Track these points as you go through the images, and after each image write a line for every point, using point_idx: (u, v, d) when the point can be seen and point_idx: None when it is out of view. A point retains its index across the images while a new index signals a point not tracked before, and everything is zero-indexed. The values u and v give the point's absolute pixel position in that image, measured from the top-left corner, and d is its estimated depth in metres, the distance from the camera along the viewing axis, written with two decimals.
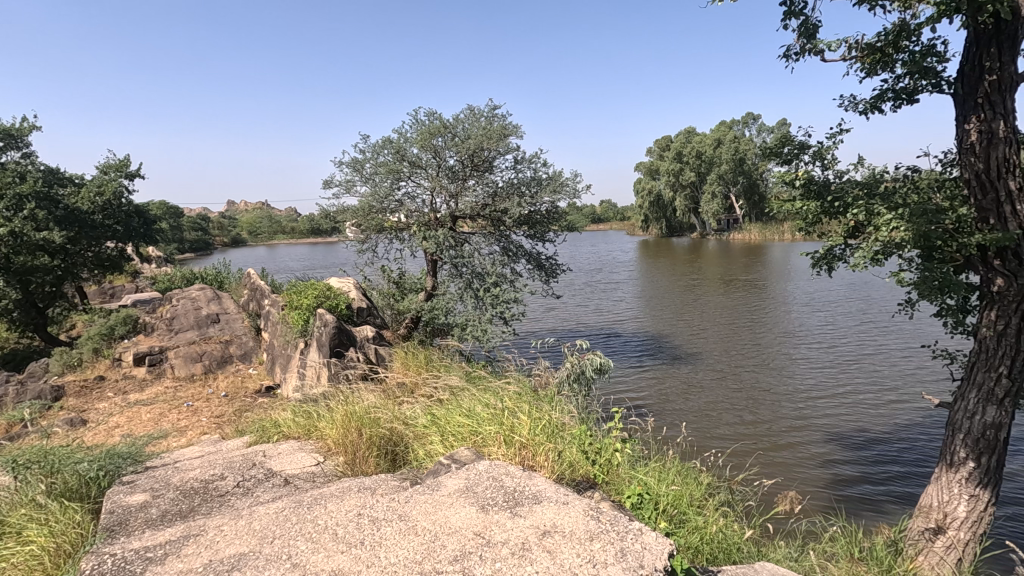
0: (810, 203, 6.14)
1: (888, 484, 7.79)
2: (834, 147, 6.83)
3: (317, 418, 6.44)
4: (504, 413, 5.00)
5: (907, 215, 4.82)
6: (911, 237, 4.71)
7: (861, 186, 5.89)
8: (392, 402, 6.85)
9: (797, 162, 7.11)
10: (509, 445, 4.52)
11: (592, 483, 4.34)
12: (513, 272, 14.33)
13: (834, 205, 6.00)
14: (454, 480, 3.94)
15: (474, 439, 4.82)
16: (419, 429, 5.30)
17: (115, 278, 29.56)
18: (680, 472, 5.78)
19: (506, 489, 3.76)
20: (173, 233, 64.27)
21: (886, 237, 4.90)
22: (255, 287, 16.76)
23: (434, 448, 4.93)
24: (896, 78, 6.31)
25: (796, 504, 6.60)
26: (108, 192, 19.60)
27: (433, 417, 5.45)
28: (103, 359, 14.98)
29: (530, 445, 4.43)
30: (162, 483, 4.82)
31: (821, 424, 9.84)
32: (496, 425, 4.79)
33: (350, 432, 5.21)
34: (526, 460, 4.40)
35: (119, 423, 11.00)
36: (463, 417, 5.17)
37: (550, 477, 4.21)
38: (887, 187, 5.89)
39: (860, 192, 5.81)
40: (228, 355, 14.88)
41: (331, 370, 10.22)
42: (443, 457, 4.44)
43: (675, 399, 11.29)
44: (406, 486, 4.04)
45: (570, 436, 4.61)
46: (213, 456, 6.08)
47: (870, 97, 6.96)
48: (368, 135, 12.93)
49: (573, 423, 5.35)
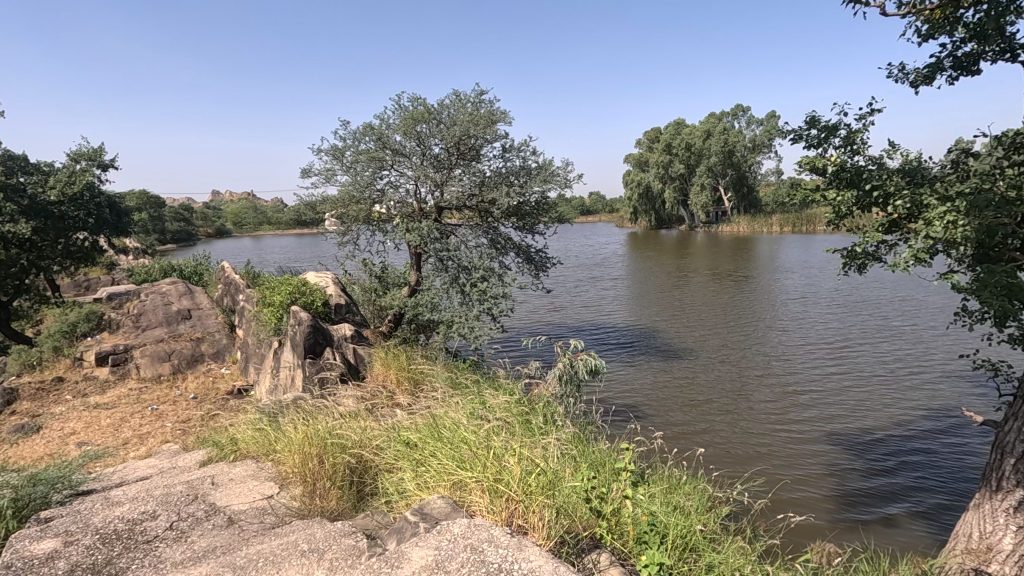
0: (843, 191, 5.43)
1: (903, 512, 7.32)
2: (864, 130, 6.14)
3: (279, 434, 5.72)
4: (494, 442, 4.32)
5: (966, 208, 4.14)
6: (970, 236, 4.04)
7: (901, 173, 5.18)
8: (370, 417, 6.21)
9: (823, 147, 6.40)
10: (494, 495, 3.74)
11: (598, 543, 3.64)
12: (501, 265, 13.55)
13: (870, 195, 5.31)
14: (421, 553, 3.20)
15: (457, 474, 4.06)
16: (391, 458, 4.56)
17: (89, 270, 28.36)
18: (691, 501, 5.28)
19: (488, 568, 3.02)
20: (152, 224, 62.84)
21: (940, 234, 4.22)
22: (229, 281, 15.87)
23: (407, 486, 4.21)
24: (958, 43, 5.91)
25: (831, 552, 5.81)
26: (79, 181, 18.50)
27: (409, 442, 4.72)
28: (64, 358, 14.06)
29: (521, 499, 3.65)
30: (80, 524, 4.03)
31: (827, 438, 9.40)
32: (482, 465, 4.03)
33: (310, 459, 4.49)
34: (514, 517, 3.60)
35: (74, 431, 10.20)
36: (448, 447, 4.42)
37: (547, 542, 3.42)
38: (930, 175, 5.17)
39: (901, 180, 5.13)
40: (199, 354, 14.00)
41: (304, 374, 9.50)
42: (414, 508, 3.70)
43: (674, 409, 10.68)
44: (363, 552, 3.34)
45: (571, 486, 3.84)
46: (157, 481, 5.32)
47: (924, 68, 6.52)
48: (348, 120, 12.11)
49: (572, 457, 4.70)
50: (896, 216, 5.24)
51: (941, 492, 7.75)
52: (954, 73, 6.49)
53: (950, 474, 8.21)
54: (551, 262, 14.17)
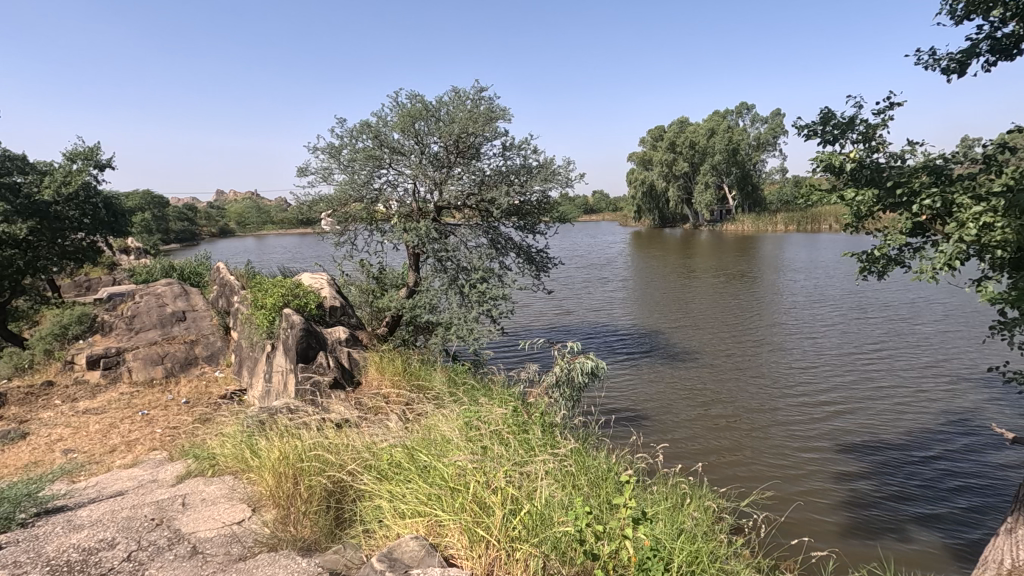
0: (862, 190, 5.02)
1: (917, 528, 7.08)
2: (884, 125, 5.79)
3: (258, 446, 5.43)
4: (481, 470, 4.11)
5: (1010, 207, 3.81)
6: (1014, 239, 3.71)
7: (926, 171, 4.84)
8: (360, 429, 5.93)
9: (840, 143, 6.03)
10: (473, 537, 3.60)
11: None
12: (502, 266, 13.13)
13: (894, 194, 4.96)
14: None
15: (434, 510, 3.86)
16: (368, 484, 4.33)
17: (89, 270, 28.09)
18: (695, 521, 5.04)
19: None
20: (154, 223, 62.71)
21: (978, 236, 3.91)
22: (224, 282, 15.55)
23: (386, 517, 4.00)
24: (998, 25, 5.58)
25: None
26: (76, 181, 18.21)
27: (388, 464, 4.50)
28: (55, 361, 13.79)
29: (502, 546, 3.49)
30: (31, 554, 3.74)
31: (836, 446, 9.16)
32: (463, 501, 3.84)
33: (285, 481, 4.27)
34: (495, 567, 3.45)
35: (61, 438, 9.92)
36: (432, 476, 4.20)
37: None
38: (958, 173, 4.84)
39: (928, 177, 4.79)
40: (193, 356, 13.70)
41: (296, 379, 9.19)
42: (385, 551, 3.54)
43: (679, 417, 10.34)
44: None
45: (559, 531, 3.65)
46: (131, 499, 5.05)
47: (958, 53, 6.17)
48: (345, 117, 11.79)
49: (566, 484, 4.50)
50: (922, 218, 4.90)
51: (955, 506, 7.52)
52: (990, 59, 6.13)
53: (962, 486, 8.00)
54: (552, 262, 13.85)
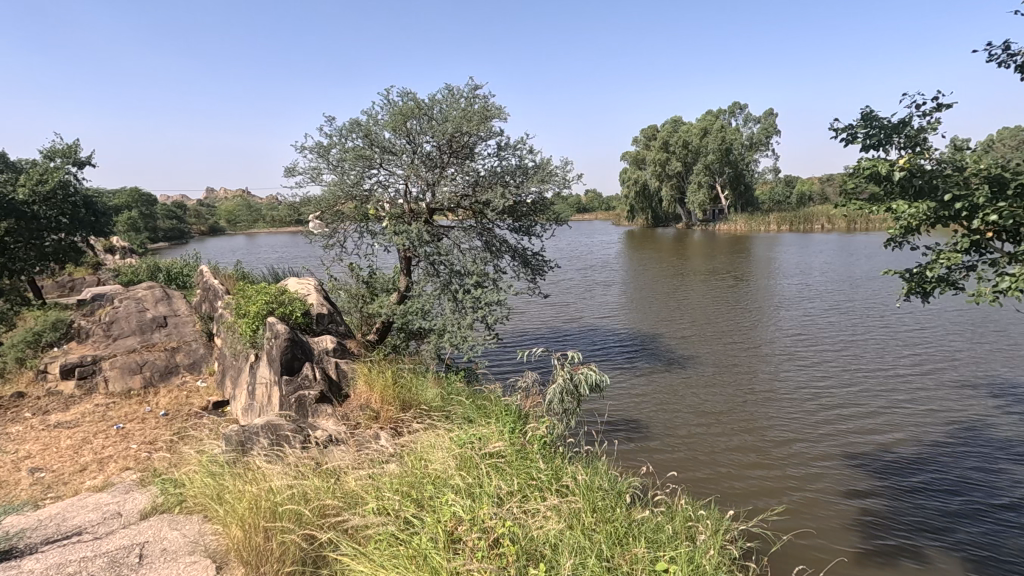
0: (917, 201, 4.54)
1: (935, 548, 6.72)
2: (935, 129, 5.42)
3: (228, 483, 4.95)
4: (478, 543, 3.69)
5: None
6: None
7: (987, 180, 4.43)
8: (345, 458, 5.43)
9: (884, 147, 5.66)
10: None
11: None
12: (497, 269, 12.58)
13: (951, 207, 4.59)
14: None
15: None
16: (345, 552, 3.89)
17: (73, 270, 27.24)
18: (711, 563, 4.63)
19: None
20: (141, 220, 61.47)
21: None
22: (208, 286, 14.93)
23: None
24: None
25: None
26: (53, 179, 17.44)
27: (365, 526, 4.13)
28: (28, 370, 13.09)
29: None
30: None
31: (845, 459, 8.83)
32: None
33: (255, 535, 4.00)
34: None
35: (29, 455, 9.34)
36: (418, 548, 3.72)
37: None
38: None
39: (989, 188, 4.39)
40: (173, 364, 13.07)
41: (279, 393, 8.63)
42: None
43: (681, 432, 9.89)
44: None
45: None
46: (86, 542, 4.57)
47: None
48: (333, 115, 11.18)
49: (573, 542, 4.04)
50: (980, 234, 4.54)
51: (971, 523, 7.21)
52: None
53: (976, 502, 7.70)
54: (548, 266, 13.37)
